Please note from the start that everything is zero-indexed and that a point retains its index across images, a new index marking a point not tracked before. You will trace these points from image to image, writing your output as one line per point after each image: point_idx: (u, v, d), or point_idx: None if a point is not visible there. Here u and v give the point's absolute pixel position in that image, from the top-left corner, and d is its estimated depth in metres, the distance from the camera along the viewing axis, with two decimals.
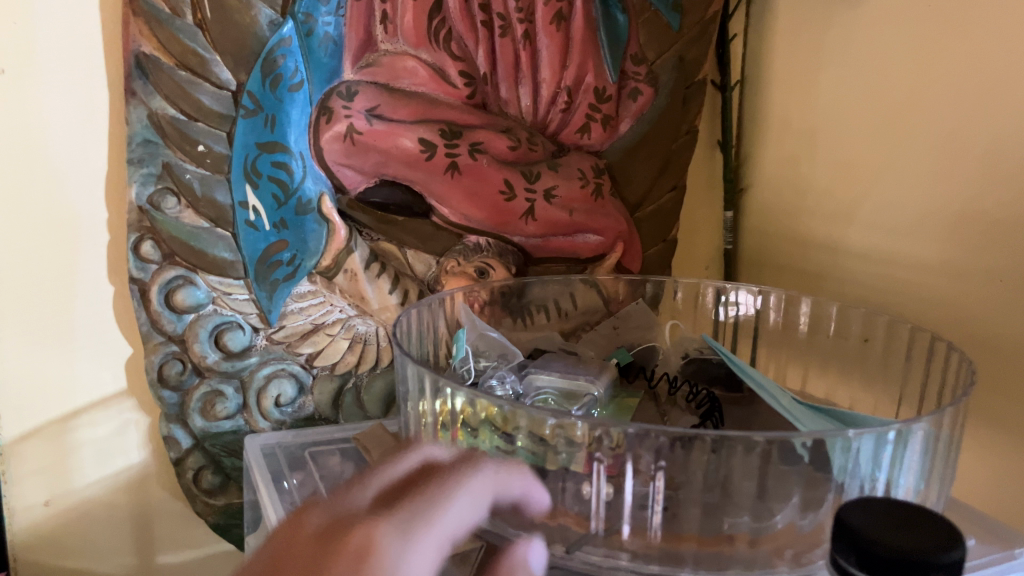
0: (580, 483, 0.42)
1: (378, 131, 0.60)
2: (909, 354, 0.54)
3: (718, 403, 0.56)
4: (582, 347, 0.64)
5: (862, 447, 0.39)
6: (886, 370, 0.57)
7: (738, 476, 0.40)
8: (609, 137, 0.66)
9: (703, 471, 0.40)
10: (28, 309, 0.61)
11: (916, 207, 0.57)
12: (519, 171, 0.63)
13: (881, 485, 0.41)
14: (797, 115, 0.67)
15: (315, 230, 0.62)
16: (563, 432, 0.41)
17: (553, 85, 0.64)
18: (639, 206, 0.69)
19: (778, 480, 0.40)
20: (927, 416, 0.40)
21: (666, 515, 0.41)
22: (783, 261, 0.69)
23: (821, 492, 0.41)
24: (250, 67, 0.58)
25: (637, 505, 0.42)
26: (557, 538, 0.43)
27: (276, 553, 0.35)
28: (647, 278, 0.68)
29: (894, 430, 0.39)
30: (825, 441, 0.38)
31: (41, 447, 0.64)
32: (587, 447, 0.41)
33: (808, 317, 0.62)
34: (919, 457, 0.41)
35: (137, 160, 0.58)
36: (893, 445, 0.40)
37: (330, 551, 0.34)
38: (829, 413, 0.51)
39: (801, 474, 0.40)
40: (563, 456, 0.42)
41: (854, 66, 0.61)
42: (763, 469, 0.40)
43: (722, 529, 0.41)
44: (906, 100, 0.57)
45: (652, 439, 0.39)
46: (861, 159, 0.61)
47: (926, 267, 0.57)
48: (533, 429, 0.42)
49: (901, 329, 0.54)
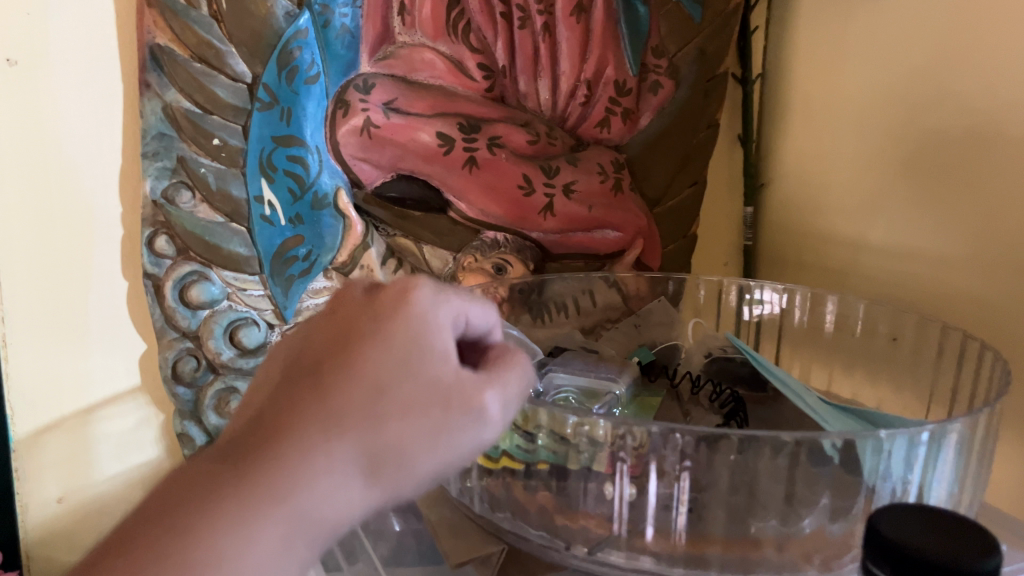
0: (602, 483, 0.41)
1: (396, 124, 0.59)
2: (941, 354, 0.53)
3: (743, 403, 0.55)
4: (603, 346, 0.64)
5: (893, 449, 0.38)
6: (915, 371, 0.56)
7: (765, 478, 0.39)
8: (629, 131, 0.65)
9: (730, 472, 0.39)
10: (44, 305, 0.61)
11: (946, 205, 0.56)
12: (538, 166, 0.62)
13: (913, 488, 0.39)
14: (816, 105, 0.65)
15: (331, 225, 0.62)
16: (586, 431, 0.41)
17: (573, 78, 0.62)
18: (660, 202, 0.67)
19: (807, 483, 0.39)
20: (962, 416, 0.38)
21: (691, 516, 0.40)
22: (805, 258, 0.68)
23: (851, 498, 0.39)
24: (266, 59, 0.57)
25: (660, 506, 0.40)
26: (579, 539, 0.42)
27: (329, 306, 0.36)
28: (669, 276, 0.67)
29: (928, 431, 0.37)
30: (856, 441, 0.37)
31: (64, 439, 0.64)
32: (610, 448, 0.40)
33: (835, 317, 0.61)
34: (952, 461, 0.39)
35: (152, 154, 0.57)
36: (927, 447, 0.38)
37: (374, 298, 0.35)
38: (855, 412, 0.49)
39: (831, 476, 0.38)
40: (585, 456, 0.41)
41: (880, 60, 0.59)
42: (792, 473, 0.39)
43: (748, 534, 0.40)
44: (938, 92, 0.55)
45: (676, 439, 0.39)
46: (885, 148, 0.60)
47: (956, 265, 0.56)
48: (555, 427, 0.41)
49: (931, 328, 0.53)
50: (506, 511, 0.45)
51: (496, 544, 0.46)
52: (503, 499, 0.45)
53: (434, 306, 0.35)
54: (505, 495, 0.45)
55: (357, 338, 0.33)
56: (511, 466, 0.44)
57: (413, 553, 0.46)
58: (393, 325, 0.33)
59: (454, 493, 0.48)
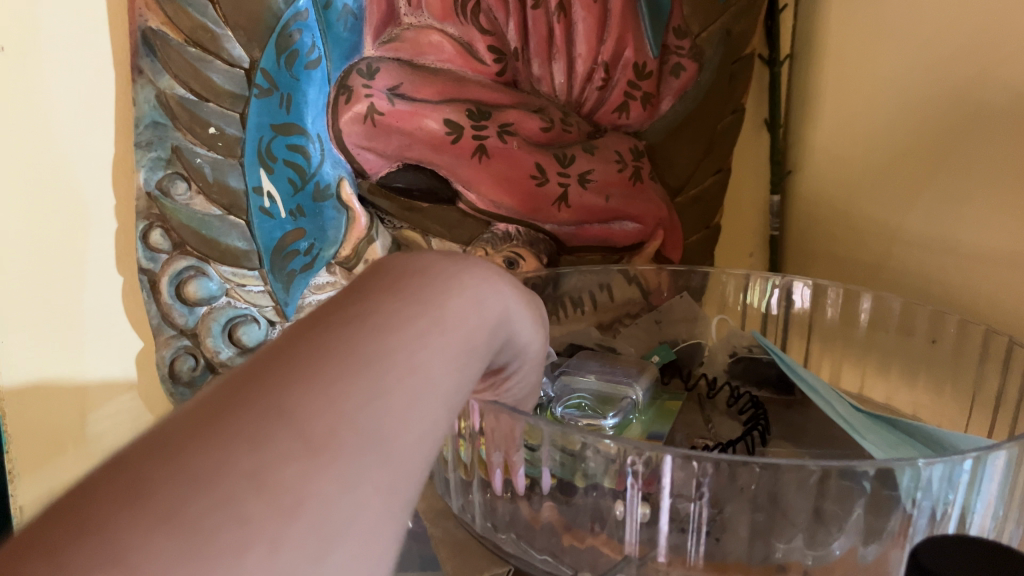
0: (613, 502, 0.38)
1: (402, 111, 0.56)
2: (984, 357, 0.49)
3: (762, 408, 0.52)
4: (622, 344, 0.62)
5: (932, 474, 0.34)
6: (958, 374, 0.52)
7: (793, 490, 0.35)
8: (649, 116, 0.59)
9: (749, 489, 0.35)
10: (41, 300, 0.60)
11: (989, 196, 0.52)
12: (553, 154, 0.58)
13: (955, 512, 0.35)
14: (848, 83, 0.60)
15: (334, 218, 0.59)
16: (593, 445, 0.37)
17: (590, 61, 0.57)
18: (681, 190, 0.62)
19: (837, 499, 0.35)
20: (1010, 441, 0.34)
21: (709, 541, 0.37)
22: (837, 249, 0.64)
23: (884, 517, 0.35)
24: (265, 42, 0.54)
25: (676, 530, 0.37)
26: (585, 566, 0.39)
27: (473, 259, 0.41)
28: (695, 270, 0.62)
29: (971, 459, 0.34)
30: (893, 470, 0.33)
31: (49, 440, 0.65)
32: (622, 462, 0.37)
33: (870, 313, 0.57)
34: (999, 482, 0.35)
35: (146, 143, 0.56)
36: (971, 471, 0.34)
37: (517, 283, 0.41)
38: (892, 422, 0.46)
39: (865, 496, 0.34)
40: (597, 475, 0.38)
41: (919, 41, 0.54)
42: (821, 490, 0.35)
43: (770, 557, 0.37)
44: (982, 76, 0.51)
45: (693, 467, 0.35)
46: (923, 120, 0.55)
47: (1001, 263, 0.52)
48: (561, 440, 0.38)
49: (974, 330, 0.49)
50: (511, 532, 0.43)
51: (503, 566, 0.43)
52: (507, 516, 0.43)
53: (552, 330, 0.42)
54: (509, 512, 0.42)
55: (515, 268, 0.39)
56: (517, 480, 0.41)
57: (416, 563, 0.45)
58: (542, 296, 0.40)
59: (454, 509, 0.46)
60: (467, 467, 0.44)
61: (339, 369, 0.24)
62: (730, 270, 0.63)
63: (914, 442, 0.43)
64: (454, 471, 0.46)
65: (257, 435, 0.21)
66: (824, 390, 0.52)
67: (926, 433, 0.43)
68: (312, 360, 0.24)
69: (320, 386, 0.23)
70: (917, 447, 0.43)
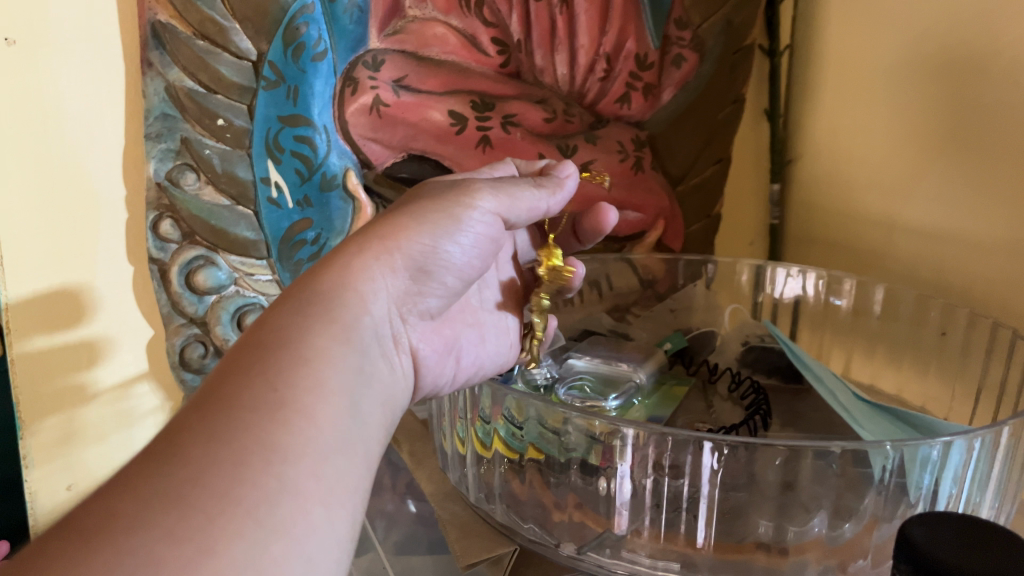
0: (595, 478, 0.39)
1: (407, 103, 0.57)
2: (990, 349, 0.50)
3: (764, 394, 0.54)
4: (634, 332, 0.64)
5: (908, 458, 0.34)
6: (965, 365, 0.53)
7: (763, 463, 0.35)
8: (650, 107, 0.61)
9: (735, 470, 0.36)
10: (60, 314, 0.58)
11: (983, 183, 0.53)
12: (554, 145, 0.60)
13: (924, 493, 0.36)
14: (851, 74, 0.61)
15: (340, 208, 0.60)
16: (579, 425, 0.38)
17: (592, 53, 0.59)
18: (682, 179, 0.64)
19: (813, 481, 0.36)
20: (988, 427, 0.35)
21: (689, 517, 0.38)
22: (834, 236, 0.65)
23: (858, 496, 0.36)
24: (272, 35, 0.54)
25: (652, 505, 0.39)
26: (568, 538, 0.41)
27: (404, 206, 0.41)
28: (710, 257, 0.64)
29: (942, 443, 0.34)
30: (867, 453, 0.34)
31: (53, 430, 0.61)
32: (605, 439, 0.38)
33: (883, 304, 0.57)
34: (975, 467, 0.36)
35: (156, 135, 0.55)
36: (940, 453, 0.34)
37: (417, 196, 0.39)
38: (893, 413, 0.47)
39: (838, 474, 0.35)
40: (579, 450, 0.39)
41: (922, 29, 0.55)
42: (797, 466, 0.35)
43: (747, 537, 0.37)
44: (973, 69, 0.52)
45: (670, 441, 0.36)
46: (922, 113, 0.56)
47: (997, 250, 0.53)
48: (545, 419, 0.40)
49: (983, 324, 0.50)
50: (501, 503, 0.44)
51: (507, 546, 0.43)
52: (498, 489, 0.44)
53: (488, 207, 0.40)
54: (499, 485, 0.44)
55: (398, 209, 0.38)
56: (507, 454, 0.43)
57: (423, 547, 0.48)
58: (425, 204, 0.38)
59: (454, 481, 0.48)
60: (463, 443, 0.46)
61: (245, 413, 0.28)
62: (744, 261, 0.64)
63: (910, 432, 0.44)
64: (451, 444, 0.47)
65: (207, 499, 0.26)
66: (828, 376, 0.53)
67: (925, 424, 0.44)
68: (230, 415, 0.28)
69: (232, 443, 0.27)
70: (912, 435, 0.44)
